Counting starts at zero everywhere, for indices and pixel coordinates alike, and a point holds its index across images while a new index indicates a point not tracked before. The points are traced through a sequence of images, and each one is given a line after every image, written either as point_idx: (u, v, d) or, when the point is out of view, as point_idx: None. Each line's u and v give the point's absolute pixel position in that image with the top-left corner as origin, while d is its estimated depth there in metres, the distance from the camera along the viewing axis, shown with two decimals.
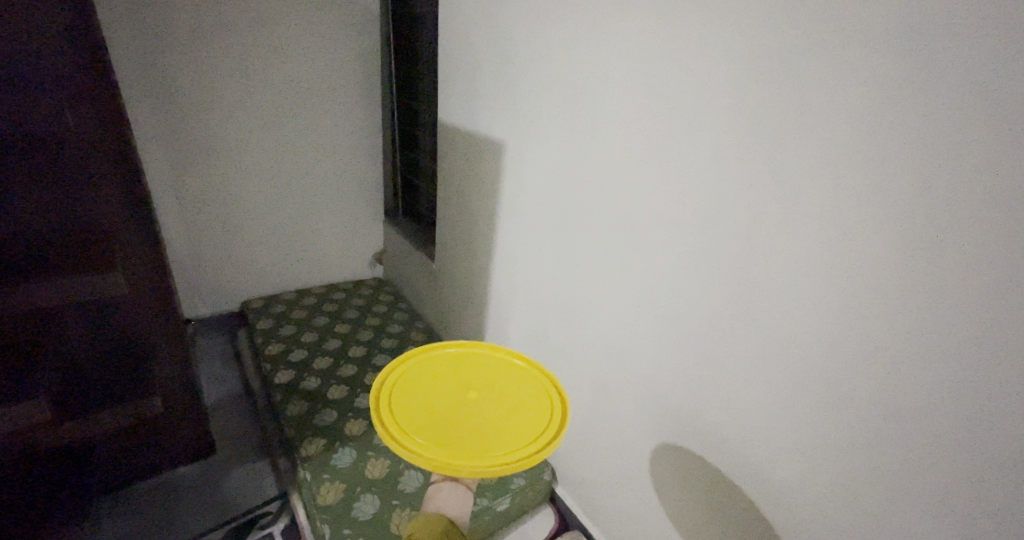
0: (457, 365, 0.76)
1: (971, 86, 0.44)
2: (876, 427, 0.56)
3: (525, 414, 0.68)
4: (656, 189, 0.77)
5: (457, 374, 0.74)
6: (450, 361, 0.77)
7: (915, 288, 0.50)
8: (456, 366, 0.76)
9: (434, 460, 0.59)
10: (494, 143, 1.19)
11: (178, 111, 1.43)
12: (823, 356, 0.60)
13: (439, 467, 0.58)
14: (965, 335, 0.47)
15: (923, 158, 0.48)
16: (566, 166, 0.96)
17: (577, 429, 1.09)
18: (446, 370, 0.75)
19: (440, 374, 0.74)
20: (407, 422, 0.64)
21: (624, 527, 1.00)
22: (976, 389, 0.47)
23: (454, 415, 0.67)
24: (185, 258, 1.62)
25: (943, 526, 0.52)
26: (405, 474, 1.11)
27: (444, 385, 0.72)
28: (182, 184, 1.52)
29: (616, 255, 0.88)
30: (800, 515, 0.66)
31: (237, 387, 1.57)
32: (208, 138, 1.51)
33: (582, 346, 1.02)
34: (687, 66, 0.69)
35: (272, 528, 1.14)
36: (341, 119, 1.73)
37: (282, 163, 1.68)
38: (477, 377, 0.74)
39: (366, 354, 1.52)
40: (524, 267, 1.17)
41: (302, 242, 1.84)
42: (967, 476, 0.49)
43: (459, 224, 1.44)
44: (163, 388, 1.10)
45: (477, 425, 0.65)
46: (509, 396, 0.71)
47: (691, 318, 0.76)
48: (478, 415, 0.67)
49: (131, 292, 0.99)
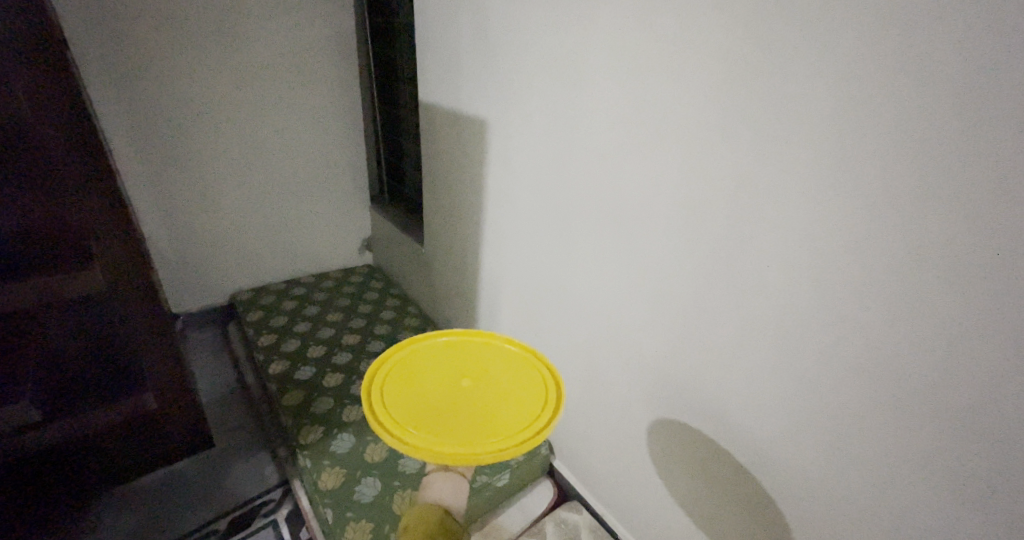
0: (503, 370, 0.74)
1: (968, 67, 0.43)
2: (865, 392, 0.57)
3: (523, 399, 0.69)
4: (640, 171, 0.77)
5: (451, 362, 0.75)
6: (470, 347, 0.78)
7: (902, 255, 0.51)
8: (450, 354, 0.77)
9: (386, 429, 0.61)
10: (479, 124, 1.16)
11: (150, 103, 1.38)
12: (819, 325, 0.60)
13: (436, 457, 0.58)
14: (947, 306, 0.49)
15: (911, 123, 0.48)
16: (552, 146, 0.94)
17: (573, 405, 1.12)
18: (462, 356, 0.76)
19: (433, 363, 0.75)
20: (398, 389, 0.69)
21: (622, 497, 1.03)
22: (965, 363, 0.49)
23: (450, 405, 0.67)
24: (168, 253, 1.59)
25: (921, 484, 0.55)
26: (404, 457, 1.14)
27: (438, 374, 0.73)
28: (159, 178, 1.47)
29: (606, 237, 0.88)
30: (790, 480, 0.68)
31: (230, 378, 1.57)
32: (184, 131, 1.47)
33: (573, 326, 1.03)
34: (666, 47, 0.68)
35: (277, 514, 1.16)
36: (319, 104, 1.67)
37: (262, 151, 1.63)
38: (471, 365, 0.75)
39: (361, 341, 1.52)
40: (516, 249, 1.16)
41: (288, 231, 1.80)
42: (952, 440, 0.51)
43: (446, 206, 1.42)
44: (157, 384, 1.10)
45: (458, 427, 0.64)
46: (504, 380, 0.72)
47: (680, 297, 0.77)
48: (474, 403, 0.68)
49: (116, 291, 0.97)
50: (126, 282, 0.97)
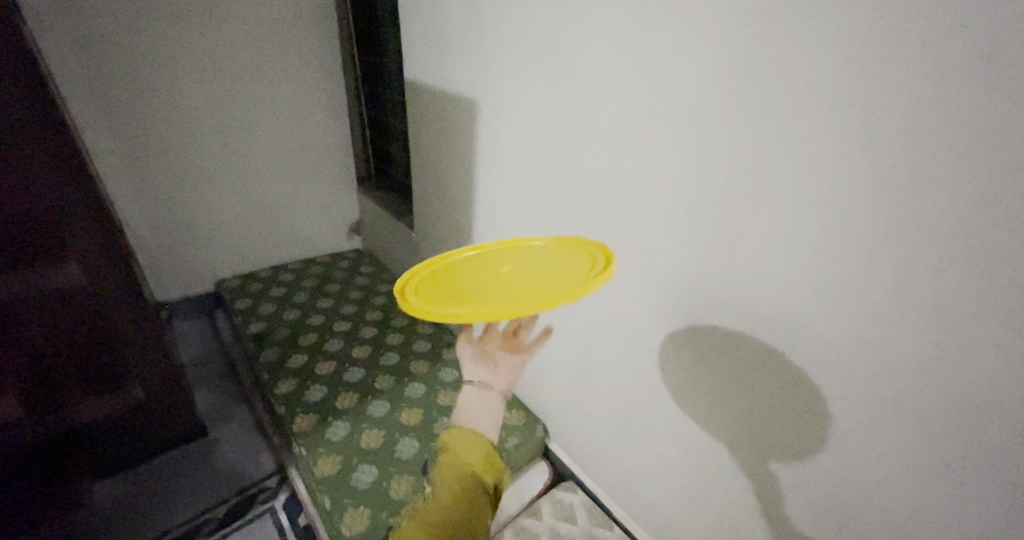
0: (544, 259, 0.71)
1: (979, 48, 0.38)
2: (862, 401, 0.53)
3: (570, 271, 0.65)
4: (638, 155, 0.71)
5: (489, 266, 0.72)
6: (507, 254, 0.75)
7: (891, 251, 0.46)
8: (485, 261, 0.74)
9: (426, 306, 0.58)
10: (467, 105, 1.13)
11: (119, 84, 1.32)
12: (803, 326, 0.56)
13: (487, 312, 0.53)
14: (950, 314, 0.44)
15: (903, 105, 0.43)
16: (547, 126, 0.88)
17: (569, 391, 1.11)
18: (499, 260, 0.74)
19: (470, 269, 0.72)
20: (436, 286, 0.67)
21: (619, 480, 1.04)
22: (958, 372, 0.45)
23: (493, 289, 0.64)
24: (150, 241, 1.54)
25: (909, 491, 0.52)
26: (400, 442, 1.14)
27: (477, 275, 0.70)
28: (133, 163, 1.42)
29: (602, 225, 0.82)
30: (777, 478, 0.67)
31: (221, 367, 1.54)
32: (158, 114, 1.41)
33: (569, 312, 1.02)
34: (655, 23, 0.63)
35: (274, 502, 1.17)
36: (300, 84, 1.61)
37: (243, 133, 1.58)
38: (509, 265, 0.72)
39: (353, 327, 1.50)
40: (511, 234, 1.12)
41: (273, 216, 1.75)
42: (939, 449, 0.48)
43: (436, 190, 1.39)
44: (143, 374, 1.08)
45: (503, 300, 0.59)
46: (548, 266, 0.69)
47: (678, 292, 0.72)
48: (518, 285, 0.64)
49: (92, 285, 0.95)
50: (103, 276, 0.96)
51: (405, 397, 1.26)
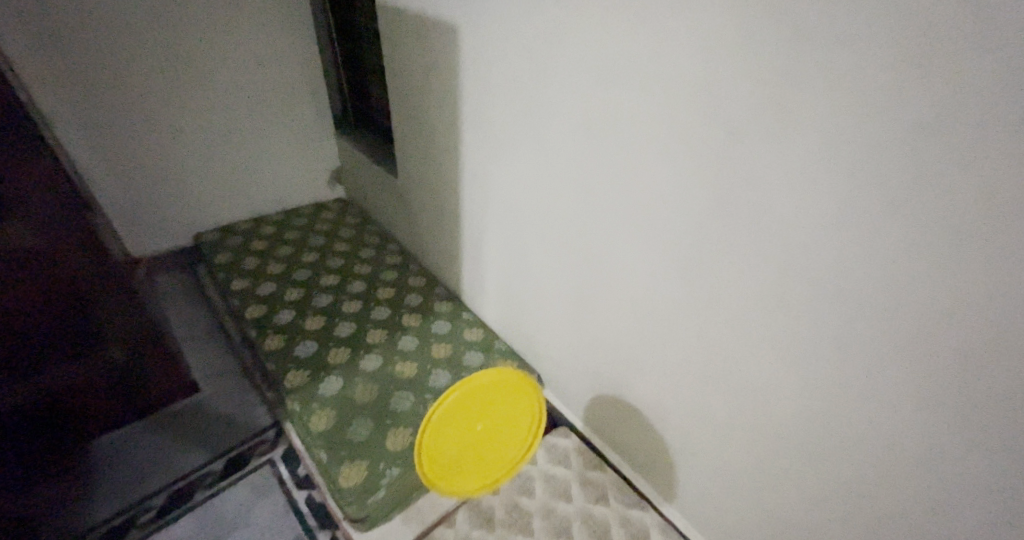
0: (504, 411, 1.02)
1: None
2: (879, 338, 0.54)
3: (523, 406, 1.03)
4: (638, 93, 0.68)
5: (467, 432, 0.99)
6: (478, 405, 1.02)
7: (925, 202, 0.45)
8: (464, 417, 1.01)
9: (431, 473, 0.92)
10: (450, 36, 1.01)
11: (53, 15, 1.16)
12: (815, 265, 0.57)
13: (475, 488, 0.93)
14: (978, 253, 0.43)
15: (957, 42, 0.39)
16: (537, 61, 0.82)
17: (564, 342, 1.10)
18: (475, 417, 1.01)
19: (455, 431, 0.99)
20: (436, 447, 0.96)
21: (615, 424, 1.06)
22: (989, 308, 0.45)
23: (474, 459, 0.96)
24: (117, 193, 1.45)
25: (913, 416, 0.54)
26: (395, 395, 1.14)
27: (459, 439, 0.98)
28: (86, 108, 1.29)
29: (600, 169, 0.79)
30: (780, 407, 0.70)
31: (209, 322, 1.51)
32: (103, 51, 1.26)
33: (564, 263, 0.98)
34: None
35: (272, 454, 1.18)
36: (262, 12, 1.44)
37: (203, 71, 1.43)
38: (483, 422, 1.01)
39: (341, 281, 1.46)
40: (500, 181, 1.06)
41: (248, 163, 1.64)
42: (957, 381, 0.49)
43: (420, 133, 1.29)
44: (121, 334, 1.04)
45: (481, 457, 0.96)
46: (507, 422, 1.01)
47: (682, 235, 0.71)
48: (487, 444, 0.98)
49: (47, 247, 0.86)
50: (57, 236, 0.86)
51: (398, 350, 1.25)
